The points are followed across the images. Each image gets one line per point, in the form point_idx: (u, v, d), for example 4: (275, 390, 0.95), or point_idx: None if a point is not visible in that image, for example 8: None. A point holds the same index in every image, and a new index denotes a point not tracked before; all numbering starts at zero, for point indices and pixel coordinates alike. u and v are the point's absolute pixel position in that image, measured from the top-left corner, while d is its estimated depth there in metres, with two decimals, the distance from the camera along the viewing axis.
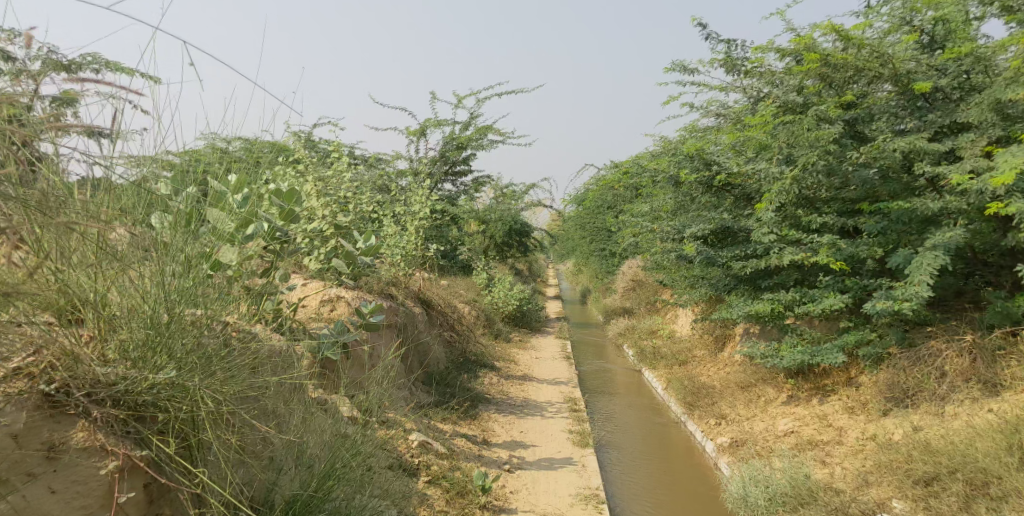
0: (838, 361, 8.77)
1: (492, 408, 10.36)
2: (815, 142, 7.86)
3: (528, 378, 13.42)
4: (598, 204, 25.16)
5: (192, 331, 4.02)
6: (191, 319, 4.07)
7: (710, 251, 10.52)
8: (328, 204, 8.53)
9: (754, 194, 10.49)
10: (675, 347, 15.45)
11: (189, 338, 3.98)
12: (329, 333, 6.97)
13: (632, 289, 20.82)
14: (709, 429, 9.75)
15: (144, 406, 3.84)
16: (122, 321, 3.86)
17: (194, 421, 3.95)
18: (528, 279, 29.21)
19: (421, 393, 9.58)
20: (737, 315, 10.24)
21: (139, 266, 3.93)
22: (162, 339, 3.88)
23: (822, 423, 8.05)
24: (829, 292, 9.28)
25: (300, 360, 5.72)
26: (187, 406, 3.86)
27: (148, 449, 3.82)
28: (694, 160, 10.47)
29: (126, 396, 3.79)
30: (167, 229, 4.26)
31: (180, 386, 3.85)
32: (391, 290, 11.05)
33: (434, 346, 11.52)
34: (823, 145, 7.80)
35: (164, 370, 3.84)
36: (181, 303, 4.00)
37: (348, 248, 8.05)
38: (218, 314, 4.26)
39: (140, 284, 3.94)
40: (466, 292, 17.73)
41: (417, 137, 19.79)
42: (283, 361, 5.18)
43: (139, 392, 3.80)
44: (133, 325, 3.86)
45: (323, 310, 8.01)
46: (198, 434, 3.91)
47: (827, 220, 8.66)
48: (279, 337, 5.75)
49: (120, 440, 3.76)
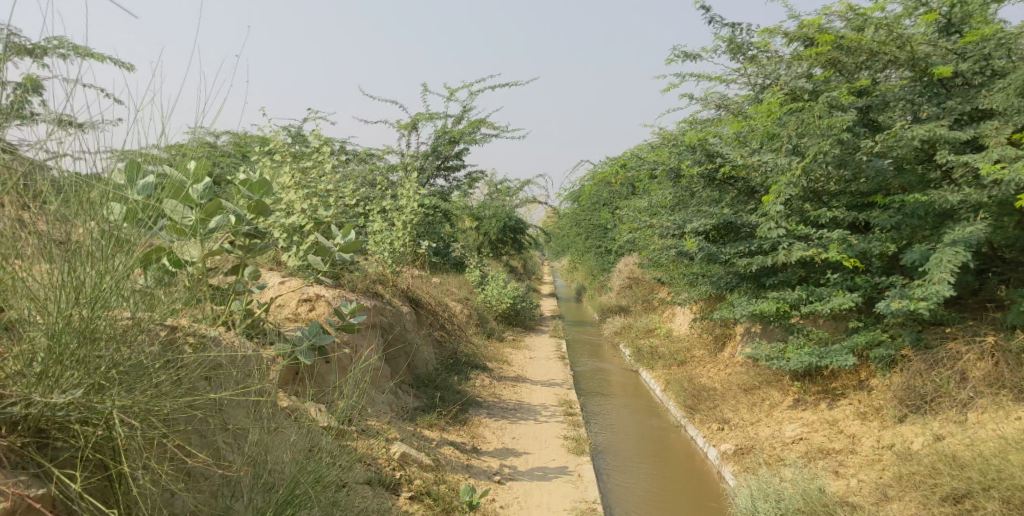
0: (848, 363, 8.30)
1: (484, 413, 9.86)
2: (826, 130, 7.40)
3: (522, 379, 12.91)
4: (594, 200, 24.65)
5: (117, 341, 3.84)
6: (117, 326, 3.89)
7: (712, 247, 10.02)
8: (309, 197, 8.04)
9: (757, 188, 10.02)
10: (674, 347, 14.95)
11: (110, 350, 3.81)
12: (302, 335, 6.40)
13: (629, 287, 20.33)
14: (711, 434, 9.26)
15: (51, 430, 3.73)
16: (27, 328, 3.70)
17: (114, 449, 3.80)
18: (522, 277, 28.65)
19: (410, 398, 9.08)
20: (740, 314, 9.76)
21: (49, 266, 3.71)
22: (73, 354, 3.72)
23: (832, 430, 7.58)
24: (838, 290, 8.83)
25: (268, 366, 5.20)
26: (102, 430, 3.73)
27: (46, 486, 3.61)
28: (696, 151, 9.96)
29: (28, 420, 3.66)
30: (103, 222, 3.91)
31: (93, 408, 3.72)
32: (377, 288, 10.53)
33: (423, 348, 11.00)
34: (835, 134, 7.34)
35: (73, 389, 3.71)
36: (100, 306, 3.79)
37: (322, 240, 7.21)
38: (152, 316, 4.01)
39: (46, 286, 3.73)
40: (459, 290, 17.19)
41: (408, 131, 19.26)
42: (242, 370, 4.65)
43: (45, 415, 3.67)
44: (37, 334, 3.68)
45: (301, 310, 7.51)
46: (118, 464, 3.76)
47: (837, 214, 8.19)
48: (245, 341, 5.24)
49: (11, 478, 3.52)
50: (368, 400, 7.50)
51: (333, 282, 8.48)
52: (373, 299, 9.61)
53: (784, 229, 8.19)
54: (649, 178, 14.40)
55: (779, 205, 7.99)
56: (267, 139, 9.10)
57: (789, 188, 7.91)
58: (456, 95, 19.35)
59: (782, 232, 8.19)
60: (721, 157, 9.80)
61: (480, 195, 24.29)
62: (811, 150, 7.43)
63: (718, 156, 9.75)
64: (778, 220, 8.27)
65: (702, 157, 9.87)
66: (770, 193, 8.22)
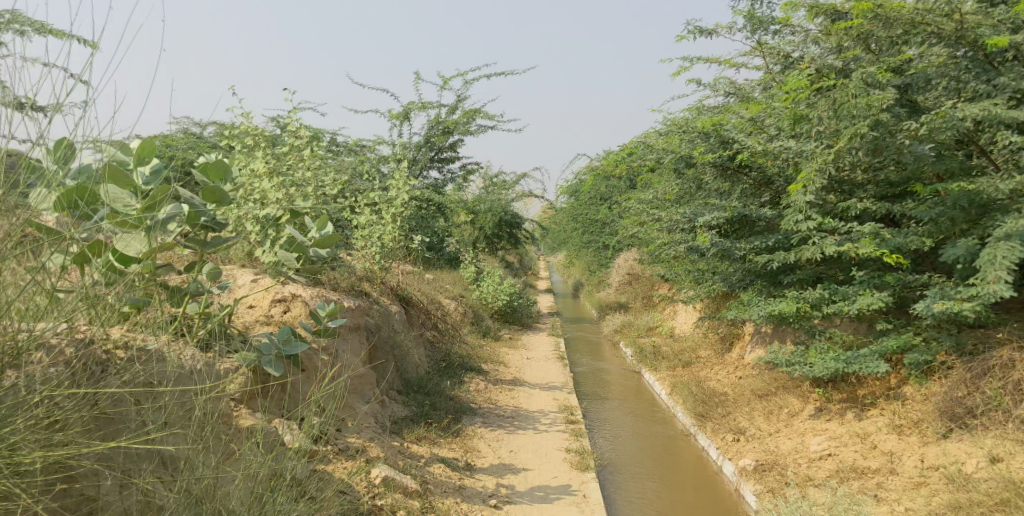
0: (879, 369, 7.60)
1: (479, 421, 9.08)
2: (862, 111, 6.66)
3: (518, 382, 12.15)
4: (592, 194, 23.91)
5: None
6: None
7: (725, 242, 9.28)
8: (284, 187, 7.24)
9: (775, 179, 9.27)
10: (678, 346, 14.20)
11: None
12: (272, 342, 5.59)
13: (629, 283, 19.57)
14: (726, 446, 8.52)
15: None
16: None
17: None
18: (518, 272, 27.78)
19: (398, 408, 8.33)
20: (757, 315, 9.03)
21: None
22: None
23: (865, 446, 6.83)
24: (867, 290, 8.11)
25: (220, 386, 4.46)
26: None
27: None
28: (710, 138, 9.18)
29: None
30: None
31: None
32: (364, 286, 9.75)
33: (413, 350, 10.23)
34: (873, 115, 6.60)
35: None
36: None
37: (295, 233, 6.17)
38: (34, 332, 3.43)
39: None
40: (453, 287, 16.38)
41: (400, 121, 18.43)
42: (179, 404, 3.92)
43: None
44: None
45: (274, 312, 6.71)
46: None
47: (867, 206, 7.47)
48: (193, 354, 4.49)
49: None
50: (353, 412, 6.75)
51: (312, 280, 7.70)
52: (360, 299, 8.85)
53: (812, 221, 7.48)
54: (654, 169, 13.64)
55: (808, 195, 7.28)
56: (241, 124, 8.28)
57: (821, 175, 7.26)
58: (450, 84, 18.56)
59: (811, 224, 7.47)
60: (736, 143, 9.01)
61: (474, 188, 23.47)
62: (846, 133, 6.69)
63: (734, 142, 8.98)
64: (805, 211, 7.54)
65: (716, 144, 9.10)
66: (797, 181, 7.49)
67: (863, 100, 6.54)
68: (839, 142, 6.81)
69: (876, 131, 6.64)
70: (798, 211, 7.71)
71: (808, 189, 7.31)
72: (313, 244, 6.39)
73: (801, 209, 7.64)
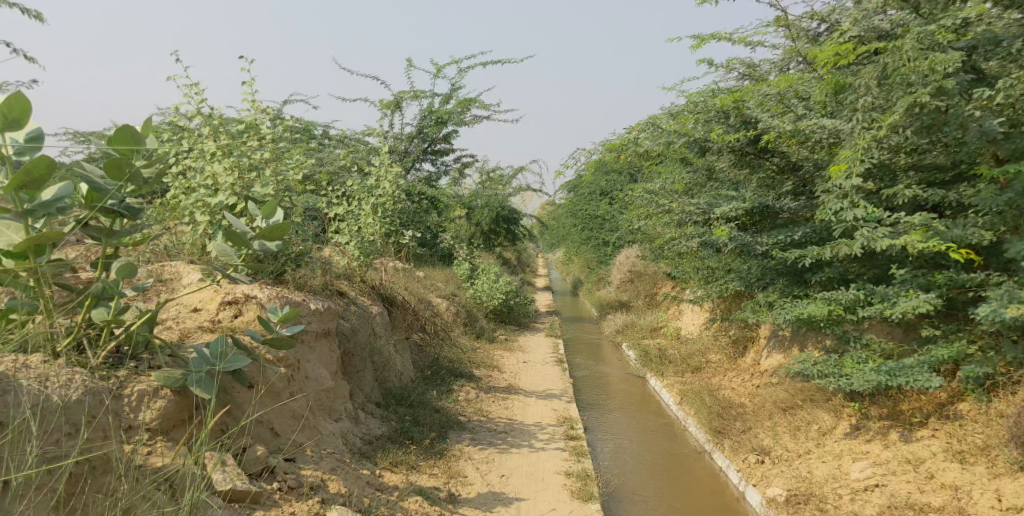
0: (930, 384, 6.66)
1: (468, 438, 8.01)
2: (922, 78, 5.67)
3: (514, 389, 11.12)
4: (591, 189, 22.88)
5: None
6: None
7: (746, 237, 8.24)
8: (237, 169, 6.10)
9: (801, 166, 8.15)
10: (686, 350, 13.17)
11: None
12: (202, 358, 4.45)
13: (630, 282, 18.54)
14: (749, 469, 7.53)
15: None
16: None
17: None
18: (516, 270, 26.66)
19: (377, 426, 7.32)
20: (783, 319, 8.01)
21: None
22: None
23: (919, 477, 5.91)
24: (911, 290, 7.22)
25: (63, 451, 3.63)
26: None
27: None
28: (730, 117, 8.06)
29: None
30: None
31: None
32: (340, 285, 8.67)
33: (396, 356, 9.17)
34: (936, 81, 5.61)
35: None
36: None
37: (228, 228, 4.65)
38: None
39: None
40: (445, 286, 15.29)
41: (391, 110, 17.33)
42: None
43: None
44: None
45: (222, 317, 5.48)
46: None
47: (919, 193, 6.51)
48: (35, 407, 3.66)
49: None
50: (319, 433, 5.73)
51: (272, 279, 6.59)
52: (333, 300, 7.77)
53: (858, 209, 6.46)
54: (661, 158, 12.55)
55: (855, 178, 6.24)
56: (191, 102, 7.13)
57: (869, 154, 6.24)
58: (443, 72, 17.46)
59: (857, 213, 6.41)
60: (760, 123, 7.91)
61: (470, 182, 22.38)
62: (903, 103, 5.69)
63: (758, 123, 7.87)
64: (849, 197, 6.51)
65: (737, 124, 8.00)
66: (839, 162, 6.45)
67: (925, 62, 5.56)
68: (895, 115, 5.79)
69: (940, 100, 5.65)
70: (837, 199, 6.70)
71: (854, 171, 6.28)
72: (255, 237, 4.87)
73: (843, 195, 6.61)
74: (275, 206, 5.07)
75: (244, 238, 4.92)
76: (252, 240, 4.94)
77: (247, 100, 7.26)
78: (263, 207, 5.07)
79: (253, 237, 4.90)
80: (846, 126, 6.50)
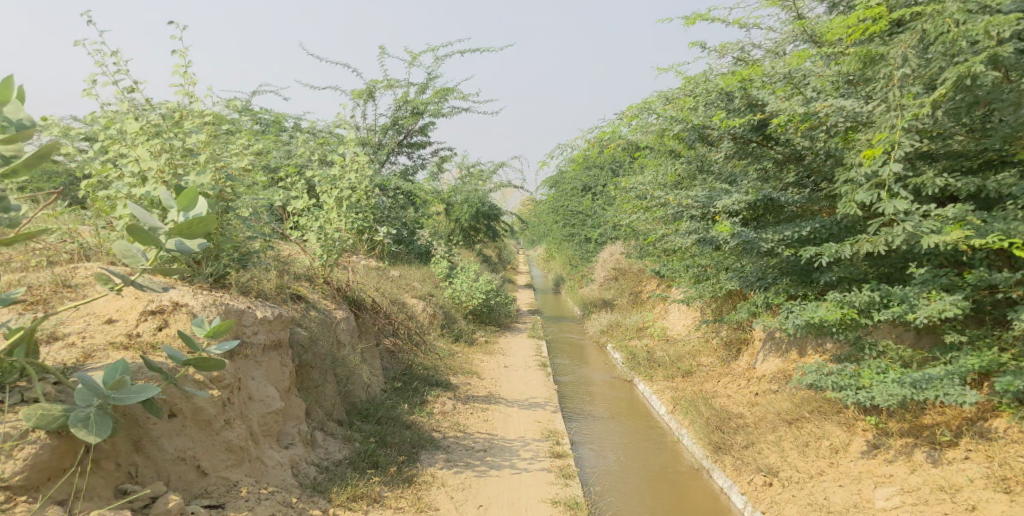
0: (962, 400, 5.99)
1: (444, 458, 7.19)
2: (973, 44, 5.13)
3: (494, 397, 10.30)
4: (573, 184, 22.05)
5: None
6: None
7: (750, 232, 7.45)
8: (166, 152, 5.18)
9: (807, 154, 7.30)
10: (675, 352, 12.37)
11: None
12: (89, 392, 3.77)
13: (614, 279, 17.75)
14: (756, 494, 6.79)
15: None
16: None
17: None
18: (496, 268, 25.74)
19: (337, 450, 6.49)
20: (793, 324, 7.22)
21: None
22: None
23: (959, 508, 5.60)
24: (934, 292, 6.56)
25: None
26: None
27: None
28: (734, 98, 7.26)
29: None
30: None
31: None
32: (300, 287, 7.78)
33: (363, 366, 8.31)
34: (990, 47, 5.06)
35: None
36: None
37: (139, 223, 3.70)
38: None
39: None
40: (422, 286, 14.38)
41: (364, 100, 16.37)
42: None
43: None
44: None
45: (142, 329, 4.53)
46: None
47: (952, 181, 5.82)
48: None
49: None
50: (265, 466, 4.90)
51: (213, 283, 5.68)
52: (287, 305, 6.86)
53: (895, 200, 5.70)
54: (650, 149, 11.71)
55: (893, 164, 5.51)
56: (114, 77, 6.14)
57: (909, 136, 5.54)
58: (418, 59, 16.51)
59: (890, 205, 5.67)
60: (767, 105, 7.13)
61: (448, 177, 21.42)
62: (953, 74, 5.11)
63: (766, 105, 7.05)
64: (884, 186, 5.74)
65: (742, 107, 7.19)
66: (874, 146, 5.71)
67: (978, 26, 5.00)
68: (944, 88, 5.15)
69: (994, 71, 5.10)
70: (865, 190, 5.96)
71: (896, 155, 5.55)
72: (172, 233, 3.94)
73: (874, 184, 5.85)
74: (197, 195, 4.17)
75: (157, 235, 3.97)
76: (167, 238, 3.99)
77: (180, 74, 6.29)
78: (180, 196, 4.16)
79: (168, 234, 3.96)
80: (879, 106, 5.77)
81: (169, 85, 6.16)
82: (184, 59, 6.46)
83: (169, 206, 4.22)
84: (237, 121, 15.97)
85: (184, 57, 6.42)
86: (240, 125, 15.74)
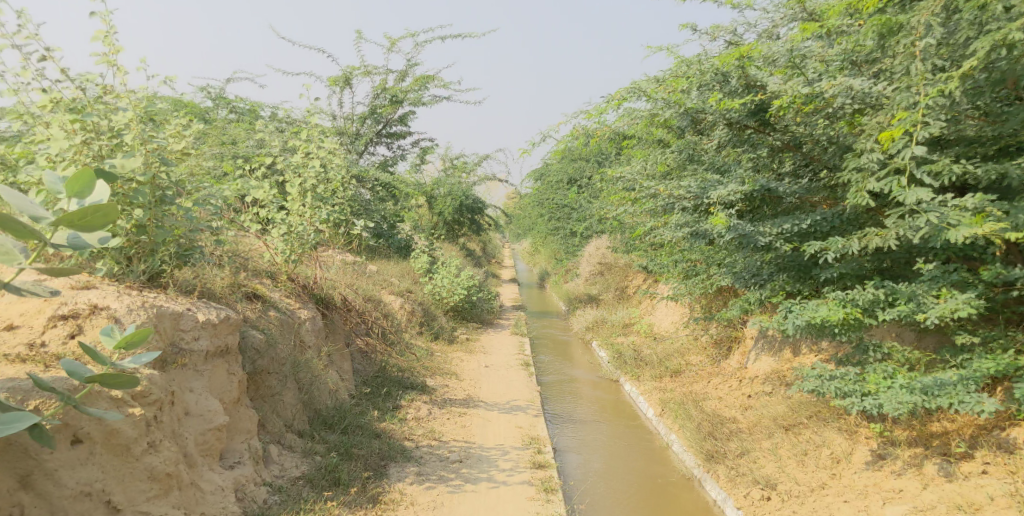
0: (979, 408, 5.46)
1: (414, 472, 6.58)
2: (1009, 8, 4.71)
3: (473, 399, 9.71)
4: (558, 176, 21.43)
5: None
6: None
7: (746, 225, 6.90)
8: (85, 131, 4.60)
9: (806, 141, 6.77)
10: (663, 350, 11.81)
11: None
12: None
13: (600, 274, 17.17)
14: (752, 508, 6.28)
15: None
16: None
17: None
18: (480, 262, 25.10)
19: (294, 466, 5.89)
20: (792, 325, 6.67)
21: None
22: None
23: None
24: (944, 290, 6.03)
25: None
26: None
27: None
28: (730, 79, 6.69)
29: None
30: None
31: None
32: (260, 284, 7.16)
33: (330, 370, 7.70)
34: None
35: None
36: None
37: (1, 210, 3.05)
38: None
39: None
40: (400, 282, 13.74)
41: (340, 87, 15.67)
42: None
43: None
44: None
45: (48, 339, 4.09)
46: None
47: (976, 168, 5.31)
48: None
49: None
50: (203, 493, 4.51)
51: (149, 281, 5.11)
52: (242, 306, 6.25)
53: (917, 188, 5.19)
54: (638, 139, 11.13)
55: (917, 144, 5.02)
56: (28, 46, 5.48)
57: (934, 115, 5.06)
58: (396, 45, 15.83)
59: (912, 194, 5.17)
60: (765, 87, 6.56)
61: (431, 169, 20.73)
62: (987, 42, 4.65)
63: (767, 86, 6.50)
64: (906, 170, 5.23)
65: (738, 88, 6.62)
66: (892, 128, 5.21)
67: None
68: (970, 62, 4.71)
69: None
70: (878, 178, 5.46)
71: (918, 136, 5.05)
72: (59, 223, 3.24)
73: (892, 170, 5.35)
74: (92, 177, 3.44)
75: (40, 226, 3.29)
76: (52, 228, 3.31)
77: (103, 42, 5.63)
78: (72, 179, 3.42)
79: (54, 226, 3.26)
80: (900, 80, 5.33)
81: (92, 55, 5.50)
82: (107, 24, 5.79)
83: (58, 191, 3.53)
84: (208, 109, 15.27)
85: (110, 23, 5.75)
86: (211, 114, 15.04)
